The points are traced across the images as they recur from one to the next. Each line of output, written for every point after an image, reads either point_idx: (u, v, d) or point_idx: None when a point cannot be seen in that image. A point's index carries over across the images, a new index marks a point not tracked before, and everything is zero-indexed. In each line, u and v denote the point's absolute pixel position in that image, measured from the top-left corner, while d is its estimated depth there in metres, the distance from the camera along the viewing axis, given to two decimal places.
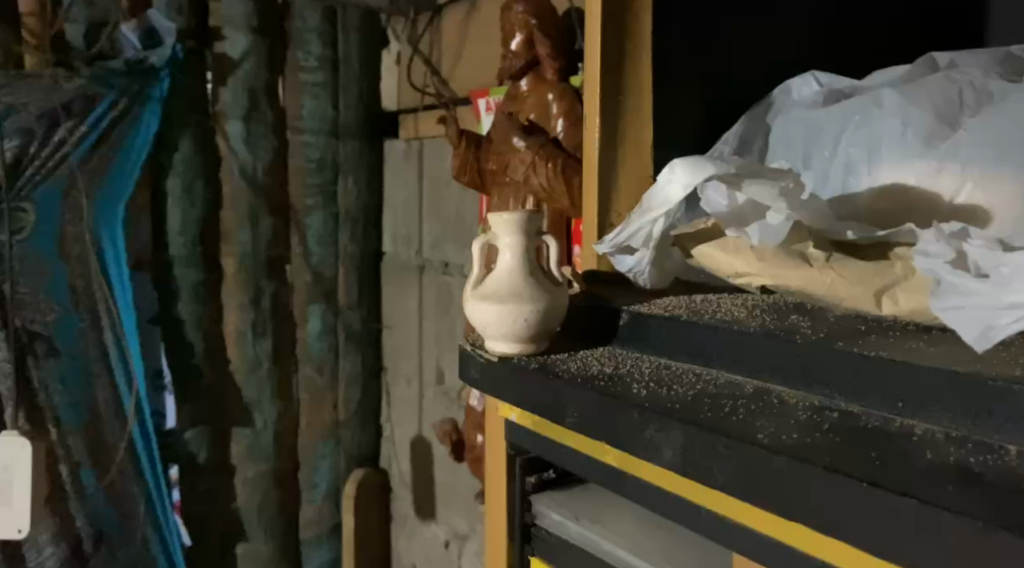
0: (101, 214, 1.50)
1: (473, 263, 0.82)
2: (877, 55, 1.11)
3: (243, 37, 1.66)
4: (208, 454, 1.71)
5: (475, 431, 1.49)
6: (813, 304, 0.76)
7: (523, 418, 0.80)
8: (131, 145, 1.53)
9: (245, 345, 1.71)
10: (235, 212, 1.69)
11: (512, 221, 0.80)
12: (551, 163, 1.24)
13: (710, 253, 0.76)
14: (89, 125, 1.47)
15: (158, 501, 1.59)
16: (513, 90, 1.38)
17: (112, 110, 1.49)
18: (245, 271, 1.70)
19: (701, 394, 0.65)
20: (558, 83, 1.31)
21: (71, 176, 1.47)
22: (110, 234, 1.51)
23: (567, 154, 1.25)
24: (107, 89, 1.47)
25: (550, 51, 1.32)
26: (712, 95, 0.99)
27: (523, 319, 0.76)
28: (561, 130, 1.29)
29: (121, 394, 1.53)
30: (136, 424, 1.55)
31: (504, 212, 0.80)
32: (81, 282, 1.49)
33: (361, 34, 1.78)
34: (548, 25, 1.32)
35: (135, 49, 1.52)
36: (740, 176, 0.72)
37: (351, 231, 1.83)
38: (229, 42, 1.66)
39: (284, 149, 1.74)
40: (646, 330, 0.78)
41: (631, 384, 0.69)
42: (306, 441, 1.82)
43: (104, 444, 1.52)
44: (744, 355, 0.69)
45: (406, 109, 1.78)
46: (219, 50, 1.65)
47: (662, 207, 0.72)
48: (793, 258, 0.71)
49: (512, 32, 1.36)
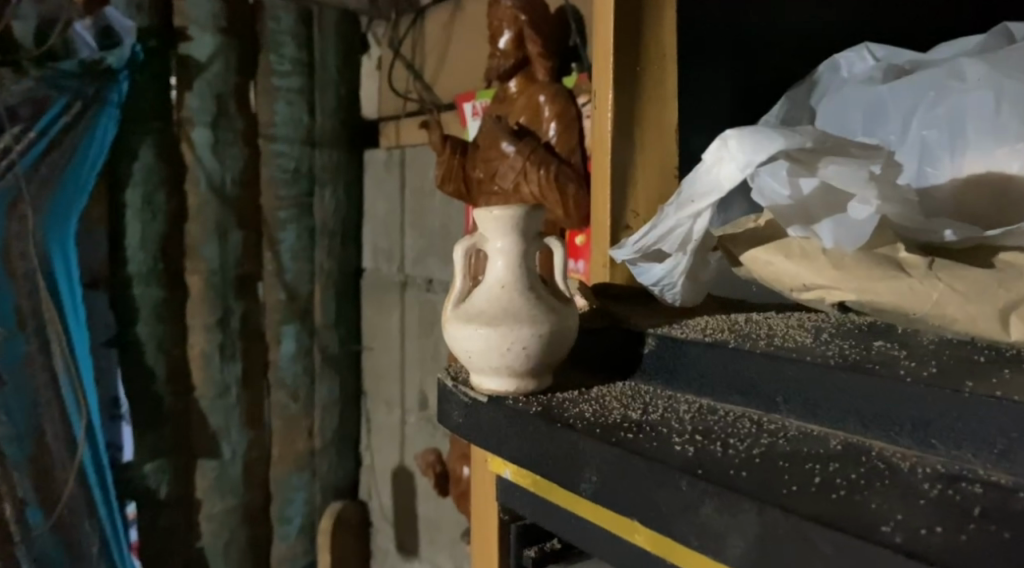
0: (51, 226, 1.22)
1: (454, 273, 0.63)
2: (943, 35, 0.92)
3: (210, 38, 1.38)
4: (171, 488, 1.41)
5: (461, 461, 1.30)
6: (900, 330, 0.58)
7: (519, 477, 0.62)
8: (86, 151, 1.24)
9: (211, 368, 1.42)
10: (200, 224, 1.40)
11: (505, 219, 0.61)
12: (545, 169, 1.06)
13: (763, 260, 0.58)
14: (38, 130, 1.19)
15: (114, 539, 1.30)
16: (501, 90, 1.19)
17: (65, 114, 1.22)
18: (212, 289, 1.42)
19: (770, 454, 0.46)
20: (550, 84, 1.13)
21: (17, 188, 1.18)
22: (61, 253, 1.23)
23: (560, 160, 1.08)
24: (58, 93, 1.21)
25: (540, 49, 1.13)
26: (746, 83, 0.82)
27: (520, 347, 0.57)
28: (553, 134, 1.11)
29: (71, 419, 1.24)
30: (86, 448, 1.26)
31: (494, 207, 0.61)
32: (28, 302, 1.20)
33: (339, 37, 1.53)
34: (540, 20, 1.13)
35: (91, 50, 1.24)
36: (813, 154, 0.53)
37: (328, 246, 1.56)
38: (195, 42, 1.37)
39: (255, 161, 1.46)
40: (679, 361, 0.60)
41: (670, 437, 0.50)
42: (279, 473, 1.54)
43: (51, 475, 1.23)
44: (821, 397, 0.50)
45: (387, 117, 1.53)
46: (183, 51, 1.36)
47: (711, 196, 0.53)
48: (880, 265, 0.53)
49: (498, 29, 1.16)
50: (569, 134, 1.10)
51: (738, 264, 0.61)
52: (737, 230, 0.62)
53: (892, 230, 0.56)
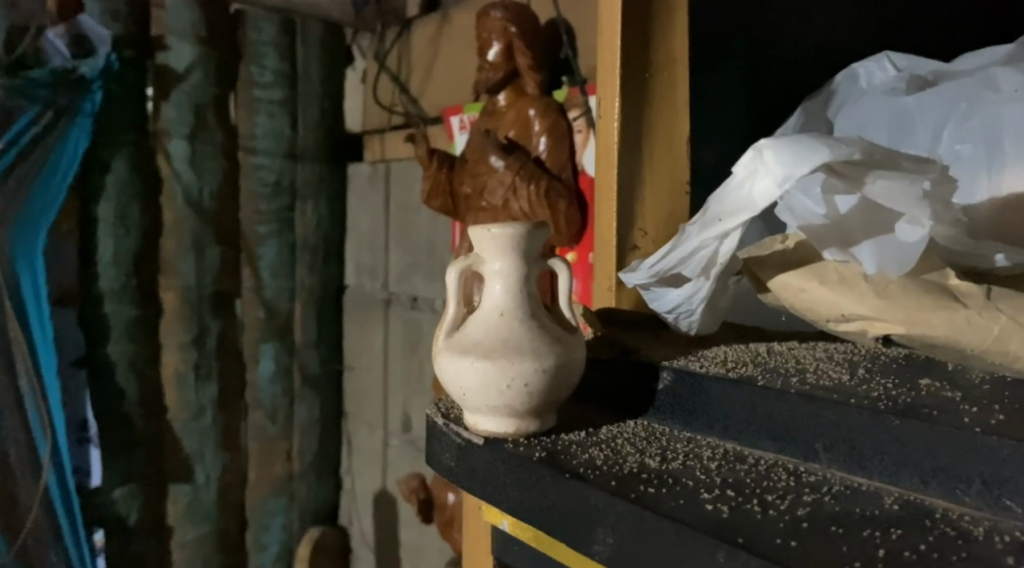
0: (18, 241, 1.11)
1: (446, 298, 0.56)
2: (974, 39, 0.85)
3: (189, 48, 1.28)
4: (141, 515, 1.28)
5: (446, 489, 1.22)
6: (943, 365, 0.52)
7: (519, 529, 0.55)
8: (57, 163, 1.14)
9: (185, 390, 1.31)
10: (176, 239, 1.29)
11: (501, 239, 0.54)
12: (535, 184, 1.00)
13: (796, 286, 0.51)
14: (7, 139, 1.09)
15: None
16: (490, 103, 1.11)
17: (35, 125, 1.11)
18: (187, 306, 1.31)
19: (819, 516, 0.40)
20: (542, 98, 1.06)
21: None
22: (29, 271, 1.11)
23: (551, 175, 1.02)
24: (29, 102, 1.10)
25: (532, 62, 1.05)
26: (763, 90, 0.76)
27: (522, 383, 0.51)
28: (544, 150, 1.04)
29: (35, 439, 1.13)
30: (51, 472, 1.14)
31: (493, 224, 0.54)
32: None
33: (323, 49, 1.43)
34: (531, 32, 1.05)
35: (63, 59, 1.13)
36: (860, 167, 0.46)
37: (310, 262, 1.46)
38: (173, 51, 1.27)
39: (234, 174, 1.36)
40: (699, 400, 0.53)
41: (698, 494, 0.44)
42: (255, 499, 1.42)
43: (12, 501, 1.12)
44: (869, 447, 0.44)
45: (372, 130, 1.45)
46: (159, 61, 1.26)
47: (743, 214, 0.46)
48: (930, 293, 0.47)
49: (487, 41, 1.08)
50: (559, 148, 1.03)
51: (765, 290, 0.54)
52: (761, 253, 0.54)
53: (940, 254, 0.50)
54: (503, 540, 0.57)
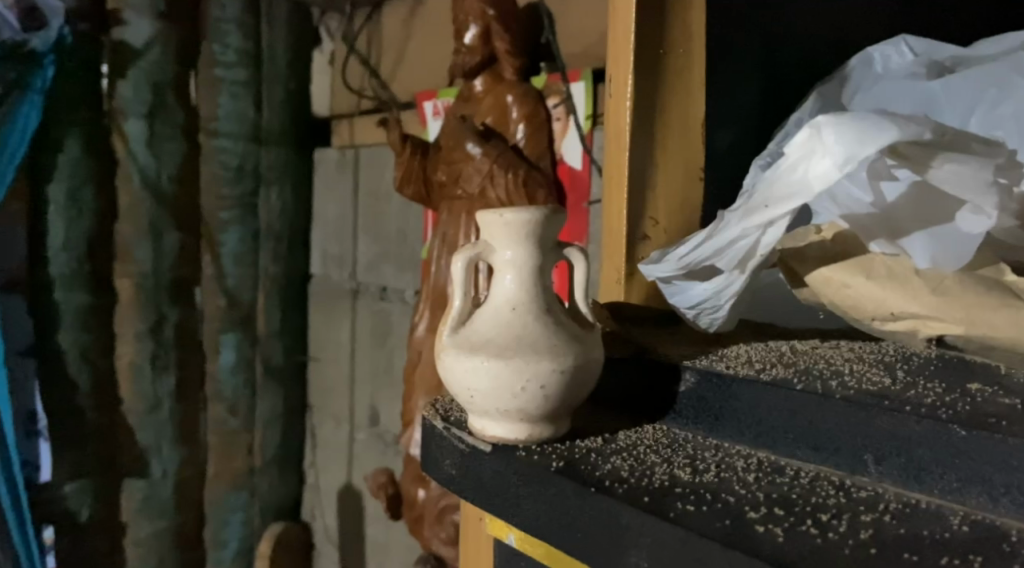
0: None
1: (452, 289, 0.50)
2: (994, 24, 0.80)
3: (148, 24, 1.17)
4: (94, 511, 1.18)
5: (414, 484, 1.07)
6: (981, 366, 0.49)
7: (529, 543, 0.50)
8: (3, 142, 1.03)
9: (142, 382, 1.20)
10: (132, 223, 1.18)
11: (515, 227, 0.48)
12: (513, 174, 0.91)
13: (839, 281, 0.47)
14: None
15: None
16: (464, 89, 0.99)
17: None
18: (143, 295, 1.20)
19: (886, 541, 0.36)
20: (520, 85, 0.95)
21: None
22: None
23: (530, 165, 0.94)
24: None
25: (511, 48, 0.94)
26: (773, 74, 0.71)
27: (537, 386, 0.45)
28: (521, 137, 0.95)
29: None
30: None
31: (506, 209, 0.49)
32: None
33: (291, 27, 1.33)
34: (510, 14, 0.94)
35: (13, 31, 1.03)
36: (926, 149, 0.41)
37: (274, 249, 1.35)
38: (131, 26, 1.16)
39: (194, 156, 1.25)
40: (726, 403, 0.49)
41: (743, 512, 0.39)
42: (214, 496, 1.32)
43: None
44: (929, 461, 0.40)
45: (340, 114, 1.33)
46: (116, 36, 1.16)
47: (793, 200, 0.41)
48: (988, 289, 0.43)
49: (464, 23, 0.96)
50: (539, 136, 0.95)
51: (801, 284, 0.50)
52: (796, 245, 0.49)
53: (992, 249, 0.46)
54: (509, 554, 0.52)
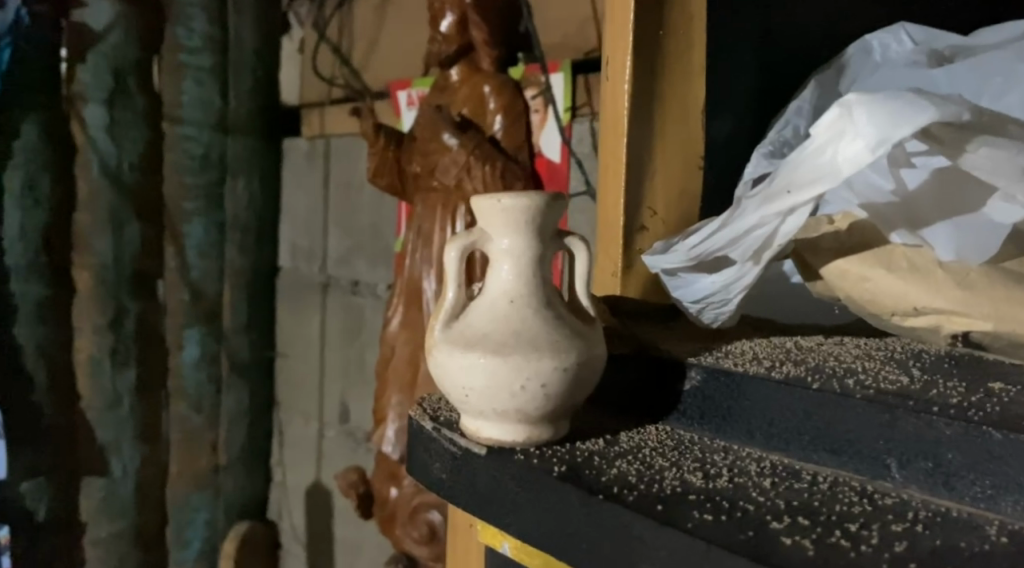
0: None
1: (445, 280, 0.47)
2: (992, 16, 0.77)
3: (108, 5, 1.11)
4: (51, 511, 1.12)
5: (388, 483, 1.02)
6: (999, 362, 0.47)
7: (524, 551, 0.47)
8: None
9: (101, 379, 1.15)
10: (91, 213, 1.12)
11: (512, 216, 0.45)
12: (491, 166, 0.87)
13: (857, 273, 0.45)
14: None
15: None
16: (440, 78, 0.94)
17: None
18: (102, 287, 1.14)
19: (923, 555, 0.33)
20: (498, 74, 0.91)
21: None
22: None
23: (508, 157, 0.89)
24: None
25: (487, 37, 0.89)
26: (771, 64, 0.68)
27: (539, 384, 0.42)
28: (498, 129, 0.90)
29: None
30: None
31: (503, 194, 0.45)
32: None
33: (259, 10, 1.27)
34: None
35: None
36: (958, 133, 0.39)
37: (241, 242, 1.29)
38: (91, 8, 1.10)
39: (157, 145, 1.19)
40: (735, 403, 0.46)
41: (765, 523, 0.36)
42: (176, 497, 1.26)
43: None
44: (960, 466, 0.38)
45: (310, 103, 1.27)
46: (76, 19, 1.09)
47: (819, 185, 0.39)
48: (1016, 284, 0.41)
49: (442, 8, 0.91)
50: (516, 128, 0.90)
51: (814, 278, 0.48)
52: (809, 236, 0.46)
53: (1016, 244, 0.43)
54: (501, 564, 0.49)
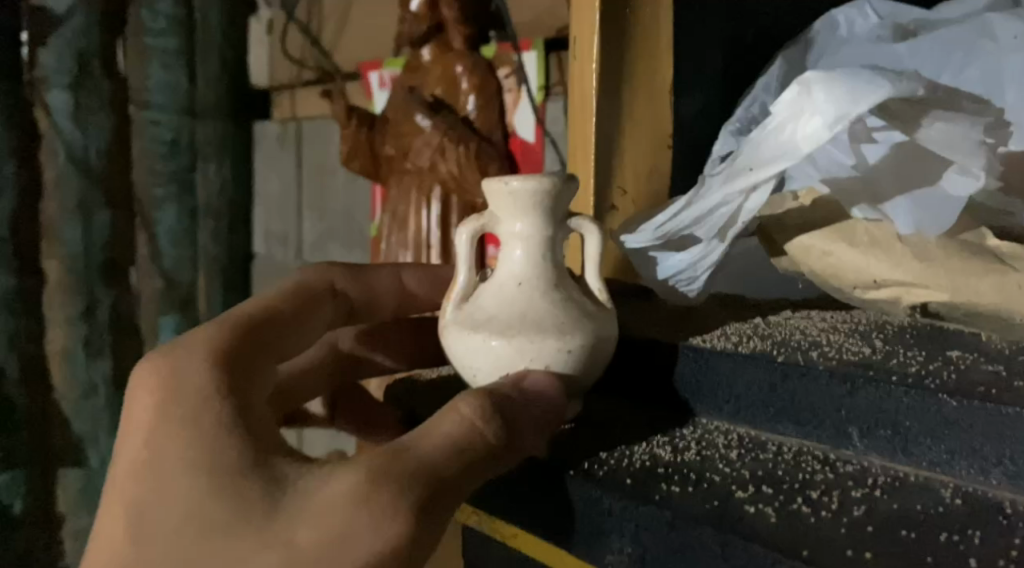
0: None
1: (456, 263, 0.46)
2: None
3: None
4: (28, 504, 1.09)
5: None
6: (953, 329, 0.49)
7: (500, 528, 0.46)
8: None
9: (74, 369, 1.12)
10: (57, 202, 1.09)
11: (521, 198, 0.44)
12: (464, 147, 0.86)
13: (820, 249, 0.47)
14: None
15: None
16: (412, 58, 0.93)
17: None
18: (72, 276, 1.11)
19: (881, 518, 0.35)
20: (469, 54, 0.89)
21: None
22: None
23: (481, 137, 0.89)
24: None
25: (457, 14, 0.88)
26: (743, 41, 0.68)
27: (543, 367, 0.42)
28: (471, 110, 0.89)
29: None
30: None
31: (511, 176, 0.44)
32: None
33: None
34: None
35: None
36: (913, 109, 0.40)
37: (214, 228, 1.28)
38: None
39: (124, 131, 1.16)
40: (707, 378, 0.46)
41: (730, 492, 0.37)
42: None
43: None
44: (918, 433, 0.39)
45: (277, 85, 1.26)
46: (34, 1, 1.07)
47: (779, 161, 0.41)
48: (971, 254, 0.42)
49: None
50: (489, 111, 0.89)
51: (779, 253, 0.50)
52: (773, 212, 0.49)
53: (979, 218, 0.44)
54: (482, 547, 0.49)
